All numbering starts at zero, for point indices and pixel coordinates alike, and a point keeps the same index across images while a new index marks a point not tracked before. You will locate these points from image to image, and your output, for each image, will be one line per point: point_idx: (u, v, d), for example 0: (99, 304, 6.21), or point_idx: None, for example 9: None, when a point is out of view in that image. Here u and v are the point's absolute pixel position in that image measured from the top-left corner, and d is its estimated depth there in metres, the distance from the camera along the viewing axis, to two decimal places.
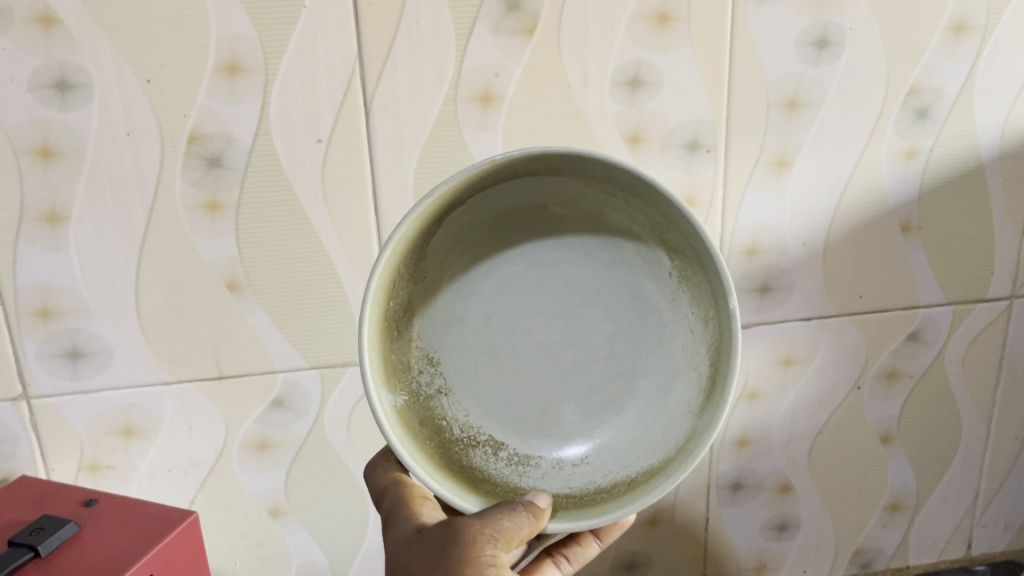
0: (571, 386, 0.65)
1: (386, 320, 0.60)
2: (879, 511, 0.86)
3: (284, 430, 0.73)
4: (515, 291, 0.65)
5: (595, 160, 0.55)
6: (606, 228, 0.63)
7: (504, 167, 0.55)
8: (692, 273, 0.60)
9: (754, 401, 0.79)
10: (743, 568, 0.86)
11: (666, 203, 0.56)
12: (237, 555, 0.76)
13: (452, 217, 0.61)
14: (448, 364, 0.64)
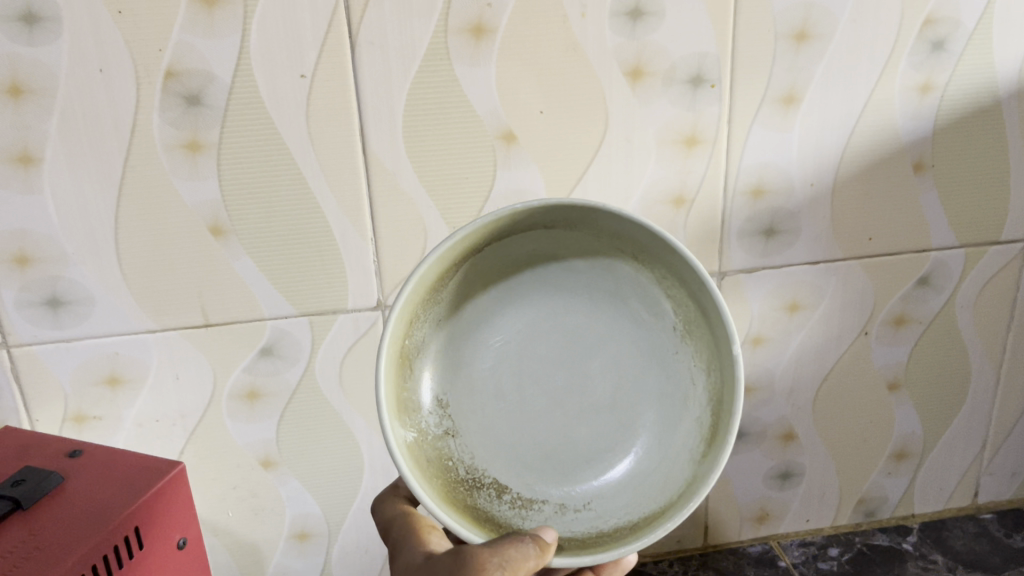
0: (575, 435, 0.63)
1: (400, 355, 0.58)
2: (885, 459, 0.84)
3: (275, 379, 0.71)
4: (523, 340, 0.63)
5: (610, 213, 0.55)
6: (614, 284, 0.62)
7: (523, 217, 0.56)
8: (698, 326, 0.60)
9: (758, 348, 0.77)
10: (745, 518, 0.84)
11: (677, 259, 0.57)
12: (229, 507, 0.74)
13: (466, 265, 0.60)
14: (456, 407, 0.62)
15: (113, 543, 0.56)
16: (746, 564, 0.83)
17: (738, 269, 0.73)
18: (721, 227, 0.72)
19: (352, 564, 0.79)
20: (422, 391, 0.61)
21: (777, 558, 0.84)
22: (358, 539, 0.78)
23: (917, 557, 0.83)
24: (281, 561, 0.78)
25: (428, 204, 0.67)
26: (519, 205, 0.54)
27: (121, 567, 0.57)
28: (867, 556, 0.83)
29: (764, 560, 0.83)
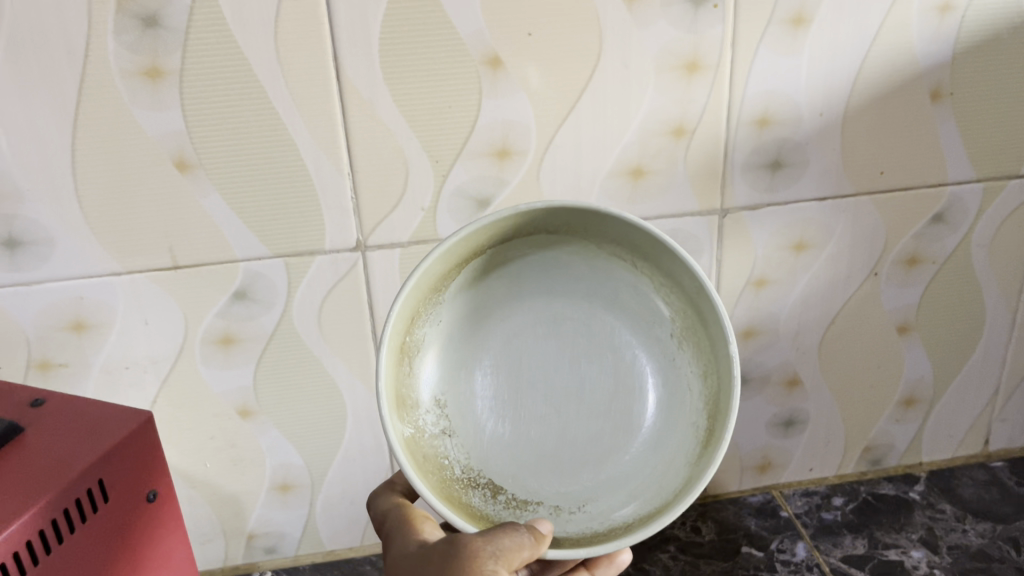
0: (571, 439, 0.59)
1: (400, 348, 0.54)
2: (893, 405, 0.80)
3: (250, 324, 0.67)
4: (520, 345, 0.59)
5: (611, 217, 0.53)
6: (613, 290, 0.59)
7: (525, 218, 0.53)
8: (699, 332, 0.57)
9: (762, 290, 0.73)
10: (746, 467, 0.81)
11: (677, 265, 0.54)
12: (206, 457, 0.71)
13: (468, 266, 0.56)
14: (456, 408, 0.58)
15: (76, 495, 0.53)
16: (747, 513, 0.80)
17: (742, 206, 0.69)
18: (724, 160, 0.67)
19: (338, 516, 0.76)
20: (420, 388, 0.57)
21: (779, 507, 0.80)
22: (343, 491, 0.75)
23: (925, 506, 0.79)
24: (263, 513, 0.74)
25: (408, 135, 0.62)
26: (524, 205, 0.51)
27: (86, 521, 0.54)
28: (873, 505, 0.80)
29: (766, 510, 0.80)
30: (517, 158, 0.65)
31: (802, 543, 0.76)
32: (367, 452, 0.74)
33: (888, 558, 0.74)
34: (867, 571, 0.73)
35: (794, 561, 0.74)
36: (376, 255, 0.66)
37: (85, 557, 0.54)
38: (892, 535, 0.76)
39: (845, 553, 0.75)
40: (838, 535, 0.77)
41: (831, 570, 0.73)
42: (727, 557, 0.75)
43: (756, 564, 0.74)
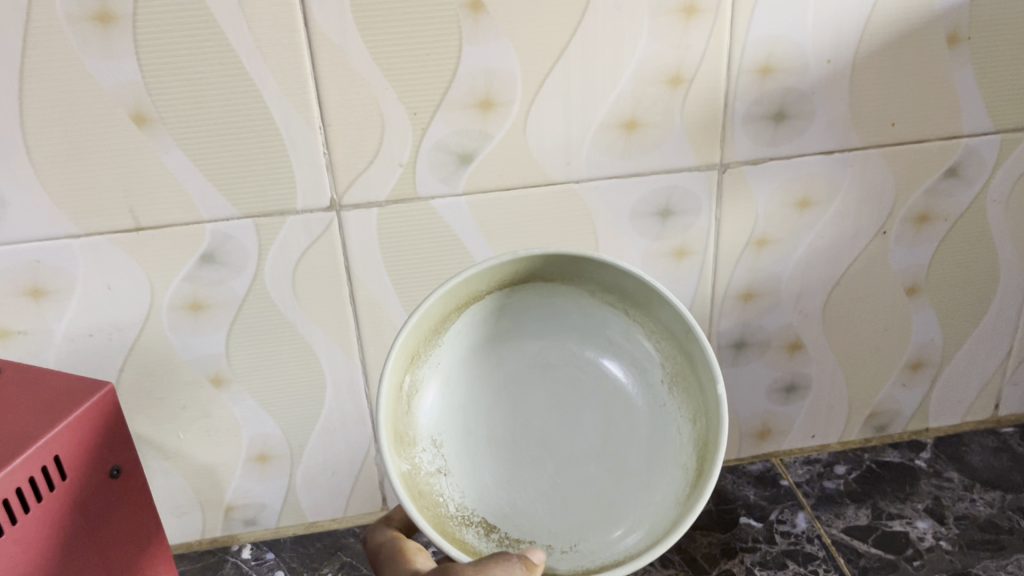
0: (563, 482, 0.55)
1: (401, 387, 0.51)
2: (900, 370, 0.77)
3: (220, 288, 0.63)
4: (512, 390, 0.56)
5: (605, 264, 0.51)
6: (606, 336, 0.57)
7: (522, 266, 0.52)
8: (688, 377, 0.54)
9: (764, 250, 0.69)
10: (745, 435, 0.78)
11: (667, 311, 0.52)
12: (179, 427, 0.68)
13: (467, 311, 0.54)
14: (453, 448, 0.55)
15: (29, 474, 0.49)
16: (745, 482, 0.77)
17: (742, 161, 0.64)
18: (724, 112, 0.62)
19: (319, 488, 0.73)
20: (423, 422, 0.54)
21: (779, 476, 0.77)
22: (324, 462, 0.72)
23: (932, 475, 0.76)
24: (241, 485, 0.71)
25: (383, 85, 0.58)
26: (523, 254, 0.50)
27: (41, 501, 0.51)
28: (877, 474, 0.77)
29: (765, 479, 0.77)
30: (501, 110, 0.60)
31: (803, 514, 0.73)
32: (348, 421, 0.70)
33: (892, 529, 0.71)
34: (870, 543, 0.70)
35: (794, 532, 0.71)
36: (351, 215, 0.62)
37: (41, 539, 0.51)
38: (897, 504, 0.73)
39: (847, 524, 0.72)
40: (840, 505, 0.74)
41: (832, 541, 0.70)
42: (725, 528, 0.72)
43: (754, 536, 0.71)
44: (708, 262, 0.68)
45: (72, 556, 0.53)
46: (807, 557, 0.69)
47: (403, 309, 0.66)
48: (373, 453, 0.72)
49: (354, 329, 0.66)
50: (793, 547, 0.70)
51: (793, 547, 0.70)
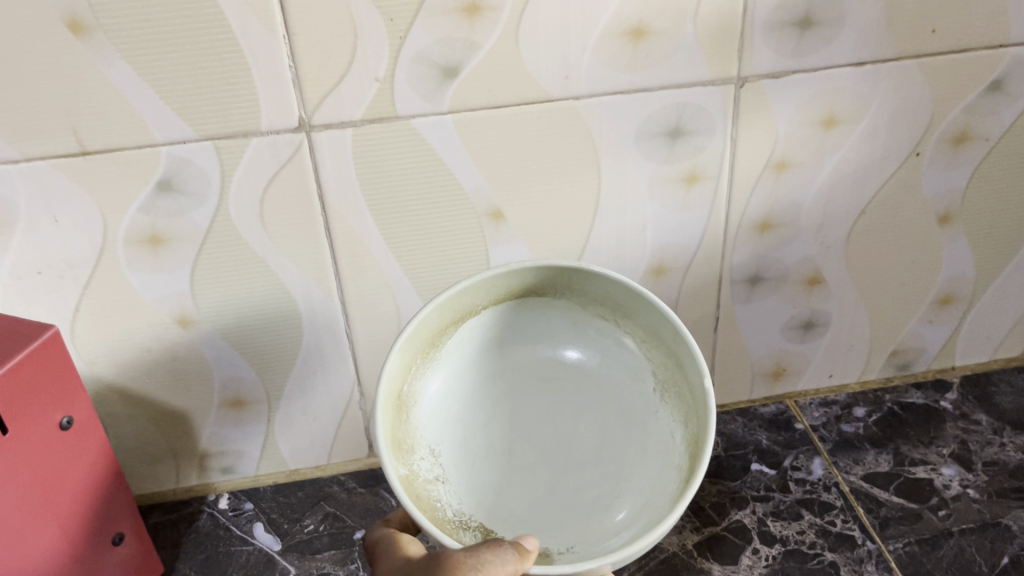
0: (560, 489, 0.54)
1: (401, 398, 0.51)
2: (927, 305, 0.71)
3: (180, 220, 0.57)
4: (508, 403, 0.56)
5: (591, 275, 0.52)
6: (599, 349, 0.56)
7: (513, 276, 0.53)
8: (677, 383, 0.53)
9: (783, 175, 0.62)
10: (758, 375, 0.72)
11: (654, 316, 0.52)
12: (145, 371, 0.62)
13: (464, 326, 0.54)
14: (453, 457, 0.54)
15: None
16: (757, 426, 0.72)
17: (763, 74, 0.57)
18: (743, 18, 0.55)
19: (300, 435, 0.68)
20: (422, 431, 0.53)
21: (793, 419, 0.72)
22: (304, 407, 0.67)
23: (957, 417, 0.71)
24: (216, 432, 0.67)
25: None
26: (513, 266, 0.52)
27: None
28: (899, 417, 0.72)
29: (779, 423, 0.72)
30: (489, 15, 0.52)
31: (819, 460, 0.68)
32: (328, 364, 0.65)
33: (915, 476, 0.66)
34: (892, 492, 0.65)
35: (809, 480, 0.66)
36: (323, 136, 0.55)
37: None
38: (920, 450, 0.68)
39: (867, 471, 0.67)
40: (859, 451, 0.69)
41: (851, 490, 0.65)
42: (735, 476, 0.67)
43: (766, 484, 0.66)
44: (722, 188, 0.62)
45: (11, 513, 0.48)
46: (824, 507, 0.64)
47: (384, 243, 0.60)
48: (356, 397, 0.67)
49: (331, 264, 0.60)
50: (808, 496, 0.65)
51: (809, 496, 0.65)
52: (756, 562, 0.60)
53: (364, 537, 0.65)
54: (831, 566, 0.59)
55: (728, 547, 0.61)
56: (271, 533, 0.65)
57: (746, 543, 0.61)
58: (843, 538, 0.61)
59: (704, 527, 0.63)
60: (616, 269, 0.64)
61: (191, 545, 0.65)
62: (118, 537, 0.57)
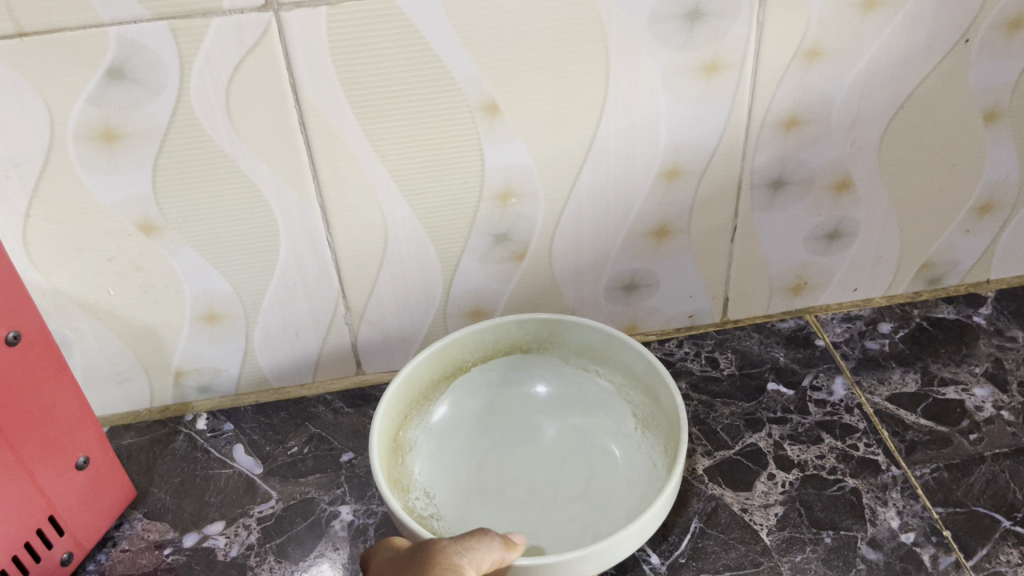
0: (549, 520, 0.54)
1: (395, 441, 0.57)
2: (964, 213, 0.65)
3: (136, 114, 0.50)
4: (496, 449, 0.59)
5: (571, 325, 0.60)
6: (583, 403, 0.61)
7: (499, 331, 0.60)
8: (655, 417, 0.57)
9: (814, 66, 0.55)
10: (776, 289, 0.67)
11: (627, 355, 0.58)
12: (109, 284, 0.57)
13: (455, 384, 0.61)
14: (445, 498, 0.56)
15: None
16: (775, 343, 0.67)
17: None
18: None
19: (281, 352, 0.64)
20: (419, 475, 0.57)
21: (813, 335, 0.67)
22: (285, 321, 0.62)
23: (991, 334, 0.66)
24: (189, 348, 0.62)
25: None
26: (498, 321, 0.60)
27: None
28: (927, 333, 0.67)
29: (798, 340, 0.67)
30: None
31: (841, 379, 0.63)
32: (309, 275, 0.60)
33: (945, 397, 0.61)
34: (919, 414, 0.60)
35: (830, 401, 0.62)
36: (292, 15, 0.48)
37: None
38: (951, 369, 0.63)
39: (892, 391, 0.62)
40: (884, 370, 0.64)
41: (875, 412, 0.60)
42: (750, 396, 0.62)
43: (784, 405, 0.61)
44: (746, 79, 0.55)
45: None
46: (846, 429, 0.59)
47: (367, 143, 0.54)
48: (341, 311, 0.62)
49: (307, 163, 0.54)
50: (829, 418, 0.60)
51: (830, 418, 0.60)
52: (772, 489, 0.56)
53: (352, 460, 0.60)
54: (852, 493, 0.55)
55: (742, 473, 0.57)
56: (252, 456, 0.61)
57: (761, 469, 0.57)
58: (866, 463, 0.57)
59: (716, 451, 0.59)
60: (625, 171, 0.58)
61: (166, 468, 0.61)
62: (84, 460, 0.52)
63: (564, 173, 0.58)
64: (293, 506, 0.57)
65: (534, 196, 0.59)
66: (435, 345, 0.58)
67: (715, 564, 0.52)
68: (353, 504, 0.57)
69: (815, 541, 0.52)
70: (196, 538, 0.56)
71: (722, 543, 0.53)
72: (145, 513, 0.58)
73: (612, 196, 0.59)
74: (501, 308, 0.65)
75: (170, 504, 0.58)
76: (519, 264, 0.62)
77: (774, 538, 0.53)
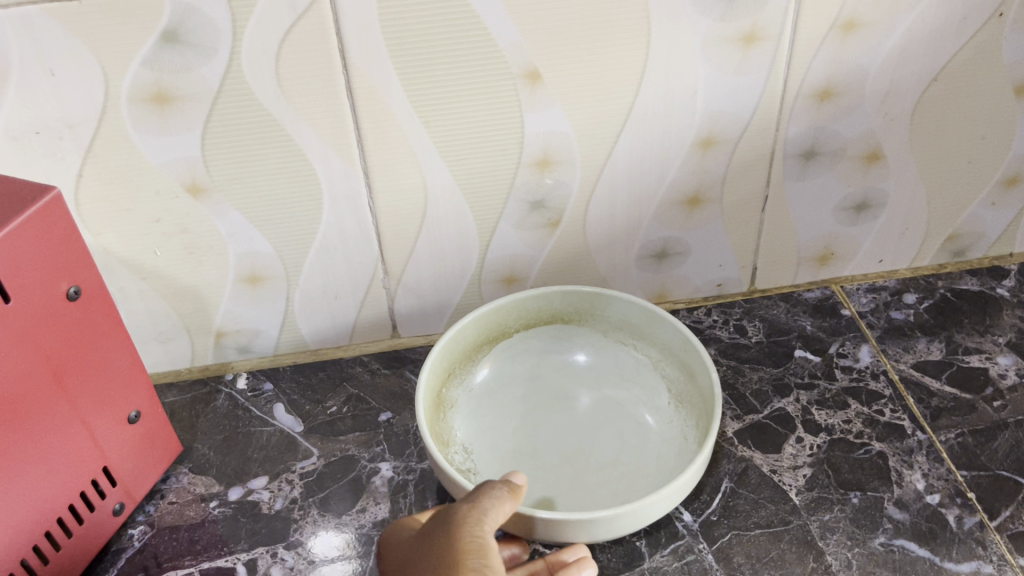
0: (583, 482, 0.56)
1: (438, 397, 0.58)
2: (991, 185, 0.66)
3: (188, 76, 0.51)
4: (533, 414, 0.60)
5: (612, 299, 0.61)
6: (619, 375, 0.62)
7: (543, 301, 0.62)
8: (689, 394, 0.58)
9: (851, 37, 0.55)
10: (804, 258, 0.68)
11: (666, 332, 0.59)
12: (156, 245, 0.59)
13: (497, 348, 0.63)
14: (483, 455, 0.58)
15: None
16: (801, 312, 0.68)
17: None
18: None
19: (320, 314, 0.65)
20: (458, 431, 0.59)
21: (839, 305, 0.68)
22: (324, 284, 0.63)
23: (1014, 305, 0.67)
24: (231, 309, 0.63)
25: None
26: (542, 291, 0.61)
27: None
28: (952, 304, 0.68)
29: (824, 309, 0.68)
30: None
31: (867, 348, 0.65)
32: (349, 239, 0.61)
33: (969, 365, 0.63)
34: (944, 381, 0.61)
35: (856, 367, 0.63)
36: None
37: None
38: (975, 338, 0.65)
39: (918, 359, 0.63)
40: (909, 338, 0.65)
41: (901, 378, 0.62)
42: (777, 362, 0.64)
43: (811, 371, 0.63)
44: (783, 50, 0.56)
45: (10, 381, 0.45)
46: (872, 396, 0.61)
47: (410, 109, 0.55)
48: (380, 276, 0.63)
49: (351, 128, 0.55)
50: (856, 384, 0.62)
51: (856, 384, 0.62)
52: (800, 451, 0.57)
53: (390, 420, 0.62)
54: (879, 456, 0.57)
55: (771, 435, 0.59)
56: (292, 415, 0.63)
57: (789, 432, 0.59)
58: (891, 428, 0.58)
59: (745, 415, 0.60)
60: (660, 139, 0.59)
61: (209, 424, 0.62)
62: (135, 414, 0.54)
63: (602, 140, 0.59)
64: (334, 462, 0.59)
65: (571, 163, 0.60)
66: (482, 309, 0.60)
67: (746, 522, 0.53)
68: (393, 461, 0.59)
69: (843, 501, 0.54)
70: (240, 492, 0.58)
71: (753, 502, 0.55)
72: (191, 467, 0.60)
73: (647, 164, 0.60)
74: (534, 275, 0.66)
75: (214, 459, 0.60)
76: (553, 231, 0.64)
77: (803, 498, 0.55)
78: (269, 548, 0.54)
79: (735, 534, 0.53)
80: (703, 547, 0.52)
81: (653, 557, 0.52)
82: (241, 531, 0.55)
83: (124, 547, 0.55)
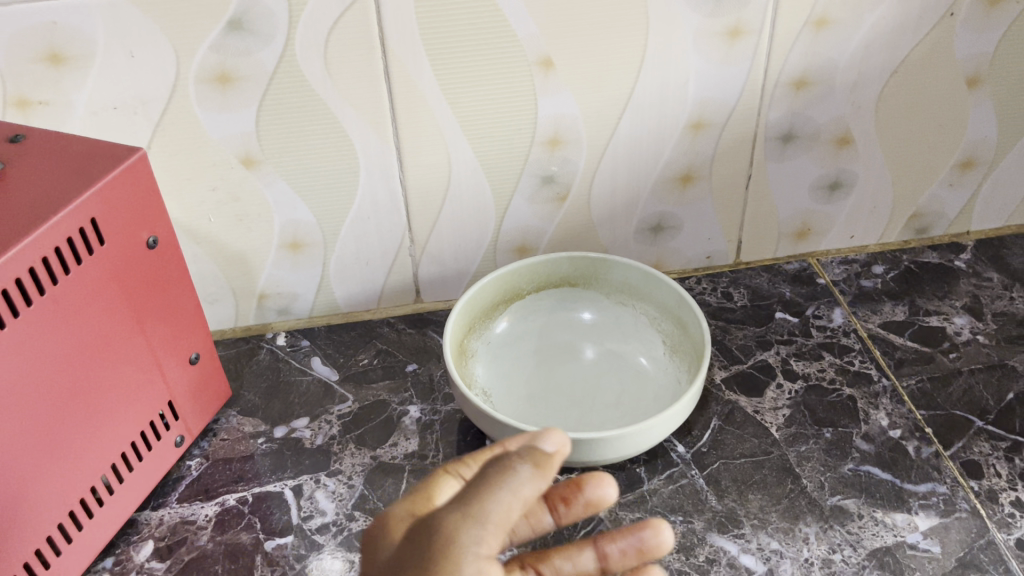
0: (589, 419, 0.63)
1: (461, 346, 0.66)
2: (948, 168, 0.74)
3: (248, 60, 0.59)
4: (543, 364, 0.68)
5: (614, 264, 0.69)
6: (620, 332, 0.70)
7: (552, 266, 0.70)
8: (682, 343, 0.66)
9: (823, 32, 0.64)
10: (784, 232, 0.76)
11: (661, 291, 0.67)
12: (210, 212, 0.66)
13: (511, 308, 0.70)
14: (500, 398, 0.65)
15: (53, 244, 0.47)
16: (782, 281, 0.76)
17: None
18: None
19: (352, 279, 0.73)
20: (478, 378, 0.66)
21: (816, 275, 0.77)
22: (357, 251, 0.71)
23: (970, 275, 0.76)
24: (274, 274, 0.71)
25: None
26: (552, 256, 0.69)
27: (68, 274, 0.49)
28: (916, 274, 0.76)
29: (802, 278, 0.76)
30: None
31: (839, 310, 0.73)
32: (381, 209, 0.69)
33: (929, 324, 0.71)
34: (907, 337, 0.69)
35: (830, 326, 0.71)
36: None
37: (72, 311, 0.50)
38: (935, 302, 0.73)
39: (884, 319, 0.71)
40: (877, 302, 0.73)
41: (869, 335, 0.70)
42: (760, 322, 0.72)
43: (790, 329, 0.71)
44: (763, 43, 0.64)
45: (100, 316, 0.52)
46: (843, 349, 0.69)
47: (439, 92, 0.63)
48: (406, 244, 0.71)
49: (387, 107, 0.63)
50: (829, 340, 0.70)
51: (830, 340, 0.70)
52: (780, 395, 0.65)
53: (416, 370, 0.69)
54: (849, 399, 0.64)
55: (755, 382, 0.66)
56: (328, 366, 0.70)
57: (770, 379, 0.67)
58: (860, 375, 0.66)
59: (731, 365, 0.68)
60: (657, 122, 0.67)
61: (253, 375, 0.70)
62: (195, 356, 0.61)
63: (605, 122, 0.67)
64: (367, 405, 0.66)
65: (578, 143, 0.68)
66: (499, 271, 0.67)
67: (733, 452, 0.61)
68: (420, 404, 0.66)
69: (817, 435, 0.62)
70: (285, 430, 0.65)
71: (738, 435, 0.62)
72: (239, 410, 0.67)
73: (645, 144, 0.68)
74: (544, 245, 0.74)
75: (259, 404, 0.67)
76: (562, 205, 0.71)
77: (782, 432, 0.62)
78: (313, 475, 0.61)
79: (722, 462, 0.60)
80: (695, 472, 0.60)
81: (651, 480, 0.59)
82: (287, 462, 0.63)
83: (182, 475, 0.62)
